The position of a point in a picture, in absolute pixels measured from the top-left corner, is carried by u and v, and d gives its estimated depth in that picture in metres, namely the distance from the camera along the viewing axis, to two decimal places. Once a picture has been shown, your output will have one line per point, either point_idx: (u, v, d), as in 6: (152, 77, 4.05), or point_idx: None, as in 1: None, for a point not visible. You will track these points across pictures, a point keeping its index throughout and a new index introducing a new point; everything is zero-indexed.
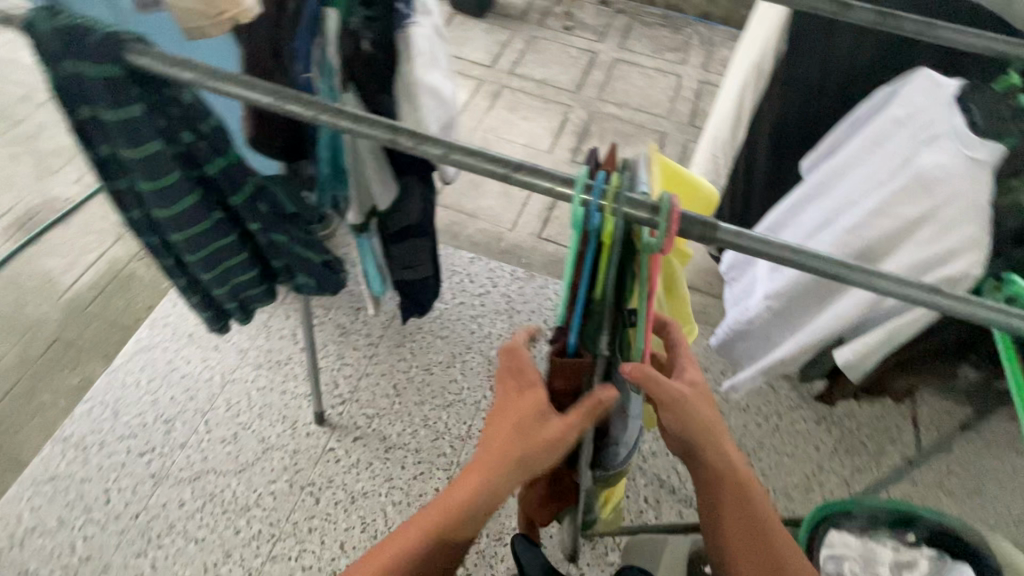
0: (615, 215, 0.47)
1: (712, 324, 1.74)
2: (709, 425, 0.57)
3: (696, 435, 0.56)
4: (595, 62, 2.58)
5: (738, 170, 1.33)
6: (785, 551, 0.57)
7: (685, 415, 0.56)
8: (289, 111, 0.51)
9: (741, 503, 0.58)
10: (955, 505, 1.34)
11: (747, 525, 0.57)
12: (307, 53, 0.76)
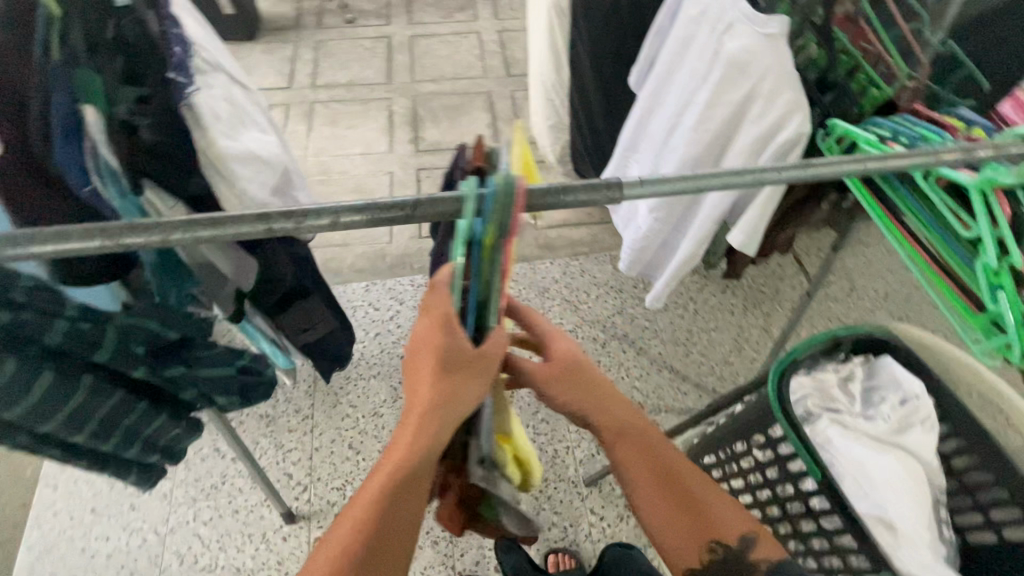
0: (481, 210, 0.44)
1: (608, 249, 1.85)
2: (582, 385, 0.60)
3: (578, 396, 0.60)
4: (393, 47, 2.49)
5: (576, 105, 1.41)
6: (693, 483, 0.61)
7: (556, 379, 0.60)
8: (126, 245, 0.40)
9: (641, 449, 0.61)
10: (840, 309, 1.62)
11: (653, 470, 0.60)
12: (76, 162, 0.61)
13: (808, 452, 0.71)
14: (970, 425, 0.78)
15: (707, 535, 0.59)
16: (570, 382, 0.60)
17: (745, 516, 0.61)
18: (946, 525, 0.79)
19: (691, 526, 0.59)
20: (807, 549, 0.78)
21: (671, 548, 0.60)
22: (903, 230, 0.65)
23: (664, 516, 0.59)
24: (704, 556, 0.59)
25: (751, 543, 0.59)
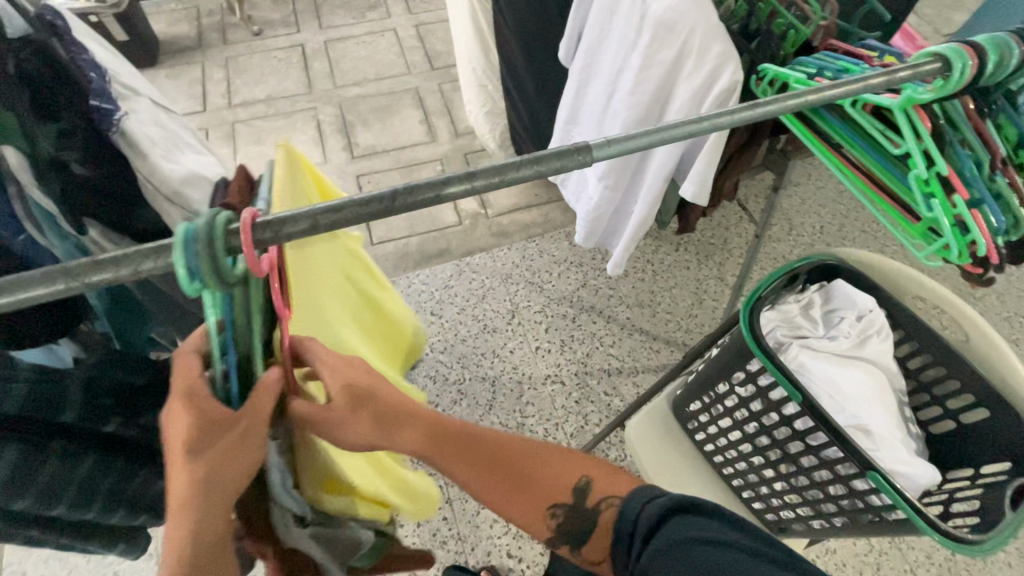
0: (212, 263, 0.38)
1: (561, 226, 1.88)
2: (367, 410, 0.53)
3: (371, 427, 0.54)
4: (308, 54, 2.40)
5: (510, 88, 1.42)
6: (516, 454, 0.58)
7: (338, 415, 0.52)
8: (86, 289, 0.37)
9: (454, 444, 0.56)
10: (784, 248, 1.73)
11: (473, 461, 0.56)
12: (7, 209, 0.59)
13: (788, 378, 0.76)
14: (918, 328, 0.86)
15: (542, 502, 0.57)
16: (359, 411, 0.53)
17: (577, 464, 0.59)
18: (912, 422, 0.87)
19: (529, 493, 0.57)
20: (798, 469, 0.84)
21: (519, 519, 0.58)
22: (841, 158, 0.70)
23: (498, 498, 0.57)
24: (549, 521, 0.57)
25: (588, 488, 0.57)
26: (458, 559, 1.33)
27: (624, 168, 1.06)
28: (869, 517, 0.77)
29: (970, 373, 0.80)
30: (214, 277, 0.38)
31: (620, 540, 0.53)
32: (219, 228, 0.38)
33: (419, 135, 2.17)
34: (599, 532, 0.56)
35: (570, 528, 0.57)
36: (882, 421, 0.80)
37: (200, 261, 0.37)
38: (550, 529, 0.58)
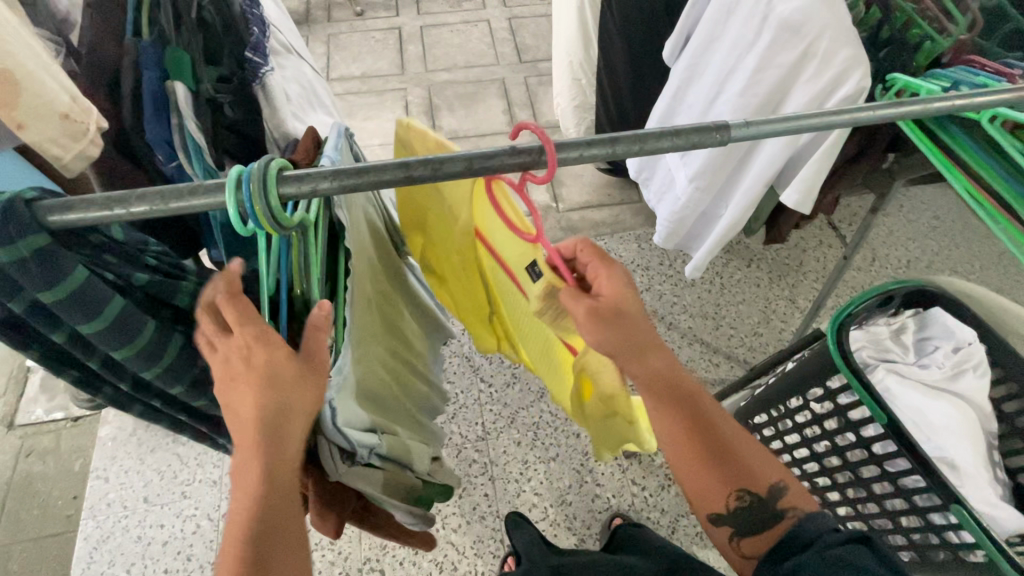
0: (260, 203, 0.39)
1: (631, 228, 1.88)
2: (629, 323, 0.59)
3: (625, 346, 0.59)
4: (404, 38, 2.50)
5: (605, 85, 1.43)
6: (724, 436, 0.61)
7: (605, 318, 0.57)
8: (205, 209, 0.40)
9: (685, 401, 0.61)
10: (864, 278, 1.66)
11: (693, 422, 0.60)
12: (164, 137, 0.60)
13: (872, 397, 0.74)
14: (1021, 369, 0.81)
15: (731, 483, 0.60)
16: (621, 324, 0.58)
17: (777, 468, 0.62)
18: (1000, 468, 0.82)
19: (725, 473, 0.60)
20: (868, 494, 0.82)
21: (697, 492, 0.62)
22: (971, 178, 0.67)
23: (691, 470, 0.61)
24: (733, 503, 0.60)
25: (782, 492, 0.60)
26: (494, 535, 1.36)
27: (717, 171, 1.05)
28: (943, 556, 0.74)
29: None
30: (271, 222, 0.40)
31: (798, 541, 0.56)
32: (273, 176, 0.39)
33: (500, 124, 2.22)
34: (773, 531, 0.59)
35: (745, 518, 0.60)
36: (970, 458, 0.76)
37: (252, 203, 0.39)
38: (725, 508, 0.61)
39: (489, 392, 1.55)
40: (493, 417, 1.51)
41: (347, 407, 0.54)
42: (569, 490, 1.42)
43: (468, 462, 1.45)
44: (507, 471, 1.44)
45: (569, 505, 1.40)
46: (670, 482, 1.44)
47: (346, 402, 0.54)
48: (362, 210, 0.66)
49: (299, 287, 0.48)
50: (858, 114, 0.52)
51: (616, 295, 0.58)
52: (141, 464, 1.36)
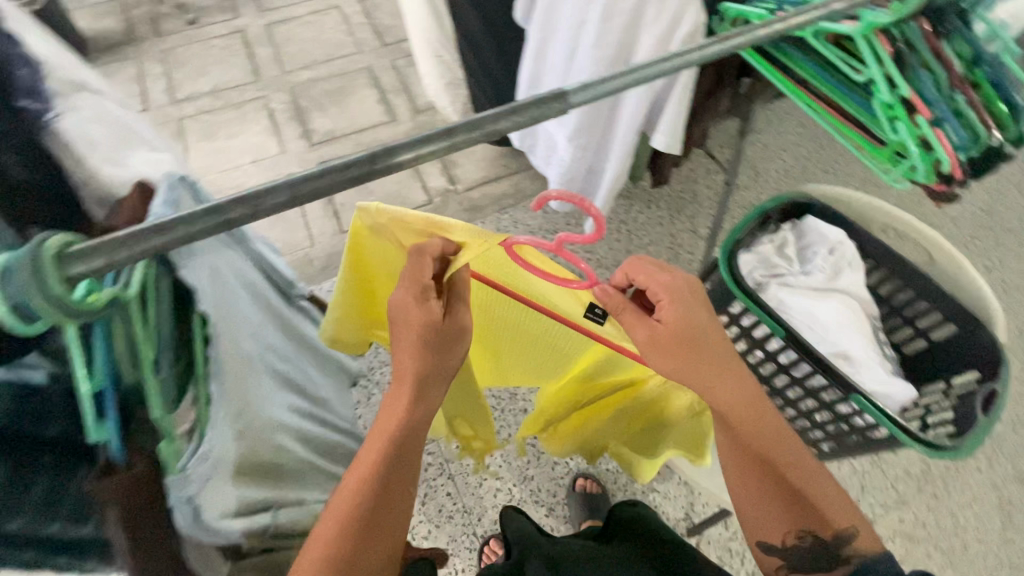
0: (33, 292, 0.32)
1: (532, 194, 1.87)
2: (701, 360, 0.63)
3: (701, 373, 0.63)
4: (250, 40, 2.29)
5: (468, 56, 1.38)
6: (796, 472, 0.65)
7: (666, 339, 0.62)
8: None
9: (757, 434, 0.65)
10: (751, 196, 1.76)
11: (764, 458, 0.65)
12: None
13: (769, 314, 0.78)
14: (887, 255, 0.90)
15: (795, 522, 0.63)
16: (686, 350, 0.63)
17: (849, 510, 0.62)
18: (886, 346, 0.91)
19: (793, 511, 0.63)
20: (785, 401, 0.88)
21: (755, 519, 0.66)
22: (810, 96, 0.70)
23: (760, 493, 0.65)
24: (791, 540, 0.63)
25: (851, 538, 0.60)
26: (466, 531, 1.36)
27: (591, 127, 1.06)
28: (855, 439, 0.81)
29: (938, 291, 0.85)
30: (60, 309, 0.34)
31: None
32: (50, 258, 0.33)
33: (378, 115, 2.11)
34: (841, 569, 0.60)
35: (804, 556, 0.62)
36: (860, 346, 0.83)
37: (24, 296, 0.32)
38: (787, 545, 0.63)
39: None
40: None
41: (221, 492, 0.48)
42: (528, 466, 1.43)
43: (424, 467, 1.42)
44: (465, 464, 1.43)
45: (532, 480, 1.42)
46: None
47: (221, 485, 0.48)
48: (229, 265, 0.57)
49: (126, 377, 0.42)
50: (695, 53, 0.52)
51: (677, 318, 0.63)
52: None
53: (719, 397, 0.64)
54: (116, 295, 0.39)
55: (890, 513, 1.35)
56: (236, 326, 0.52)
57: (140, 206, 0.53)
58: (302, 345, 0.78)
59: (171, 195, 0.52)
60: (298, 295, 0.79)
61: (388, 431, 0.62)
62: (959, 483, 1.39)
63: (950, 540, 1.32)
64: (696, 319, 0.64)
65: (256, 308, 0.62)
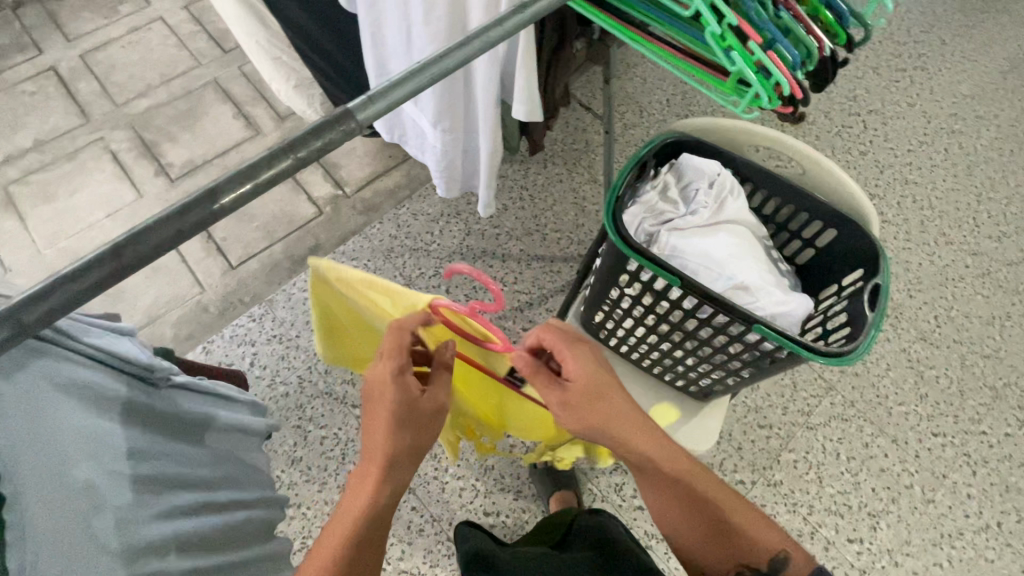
0: None
1: (425, 180, 1.79)
2: (599, 403, 0.72)
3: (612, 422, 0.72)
4: (66, 77, 1.99)
5: (308, 52, 1.25)
6: (715, 500, 0.70)
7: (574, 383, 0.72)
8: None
9: (674, 471, 0.72)
10: (639, 133, 1.76)
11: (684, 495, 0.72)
12: None
13: (660, 265, 0.77)
14: (763, 176, 0.91)
15: (734, 558, 0.65)
16: (590, 402, 0.72)
17: (780, 537, 0.66)
18: (780, 262, 0.93)
19: (726, 545, 0.66)
20: (699, 341, 0.88)
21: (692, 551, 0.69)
22: (651, 38, 0.67)
23: (680, 524, 0.71)
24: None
25: (785, 565, 0.62)
26: (440, 538, 1.33)
27: (451, 106, 0.99)
28: (770, 362, 0.83)
29: (813, 201, 0.87)
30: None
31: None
32: None
33: (239, 131, 1.91)
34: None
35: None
36: (755, 272, 0.84)
37: None
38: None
39: None
40: None
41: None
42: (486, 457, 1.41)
43: None
44: (423, 473, 1.39)
45: (493, 470, 1.40)
46: None
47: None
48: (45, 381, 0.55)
49: None
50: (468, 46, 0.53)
51: (580, 373, 0.72)
52: None
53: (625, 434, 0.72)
54: None
55: (822, 401, 1.45)
56: (43, 469, 0.50)
57: None
58: (192, 429, 0.72)
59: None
60: (166, 374, 0.69)
61: (360, 513, 0.66)
62: (874, 357, 1.50)
63: (876, 410, 1.44)
64: (600, 378, 0.73)
65: (99, 417, 0.58)
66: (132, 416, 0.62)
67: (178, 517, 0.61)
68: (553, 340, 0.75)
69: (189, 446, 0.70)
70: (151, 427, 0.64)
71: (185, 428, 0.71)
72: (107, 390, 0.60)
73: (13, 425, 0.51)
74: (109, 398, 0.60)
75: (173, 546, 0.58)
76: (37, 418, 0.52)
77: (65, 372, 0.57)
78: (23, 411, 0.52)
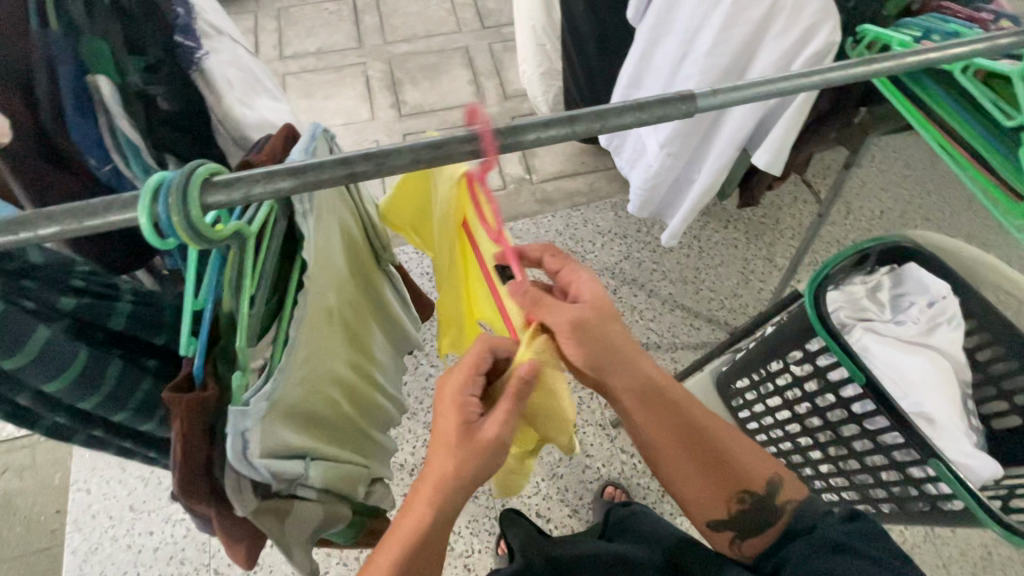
0: (184, 217, 0.35)
1: (606, 196, 1.85)
2: (606, 334, 0.58)
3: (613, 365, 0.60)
4: (359, 9, 2.37)
5: (569, 49, 1.37)
6: (733, 470, 0.64)
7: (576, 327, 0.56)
8: (121, 224, 0.36)
9: (699, 442, 0.63)
10: (839, 233, 1.66)
11: (702, 464, 0.64)
12: (91, 136, 0.53)
13: (850, 358, 0.74)
14: (993, 319, 0.82)
15: (734, 486, 0.64)
16: (593, 335, 0.57)
17: (768, 463, 0.65)
18: (974, 415, 0.84)
19: (720, 478, 0.64)
20: (848, 452, 0.83)
21: (696, 506, 0.65)
22: (951, 140, 0.65)
23: (698, 495, 0.65)
24: (735, 507, 0.64)
25: (778, 487, 0.63)
26: (489, 513, 1.37)
27: (688, 135, 1.02)
28: (924, 507, 0.76)
29: None
30: (192, 236, 0.36)
31: (799, 538, 0.60)
32: (196, 183, 0.36)
33: (467, 96, 2.14)
34: (777, 523, 0.62)
35: (746, 518, 0.64)
36: (946, 410, 0.77)
37: (169, 216, 0.35)
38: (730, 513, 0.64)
39: None
40: None
41: (266, 433, 0.47)
42: (559, 464, 1.43)
43: None
44: None
45: (559, 478, 1.42)
46: None
47: (268, 426, 0.48)
48: (338, 215, 0.62)
49: (226, 302, 0.44)
50: (833, 72, 0.47)
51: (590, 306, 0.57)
52: (123, 473, 1.31)
53: (616, 380, 0.61)
54: (243, 229, 0.41)
55: None
56: (325, 281, 0.56)
57: (280, 147, 0.55)
58: (380, 309, 0.80)
59: (310, 144, 0.55)
60: (390, 257, 0.79)
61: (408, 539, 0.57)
62: None
63: None
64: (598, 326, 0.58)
65: (346, 262, 0.65)
66: (358, 274, 0.71)
67: (349, 368, 0.67)
68: (561, 261, 0.61)
69: (374, 322, 0.78)
70: (364, 293, 0.74)
71: (378, 303, 0.79)
72: (357, 244, 0.68)
73: (324, 225, 0.57)
74: (358, 253, 0.69)
75: (340, 384, 0.64)
76: (329, 234, 0.58)
77: (349, 217, 0.65)
78: (327, 226, 0.57)
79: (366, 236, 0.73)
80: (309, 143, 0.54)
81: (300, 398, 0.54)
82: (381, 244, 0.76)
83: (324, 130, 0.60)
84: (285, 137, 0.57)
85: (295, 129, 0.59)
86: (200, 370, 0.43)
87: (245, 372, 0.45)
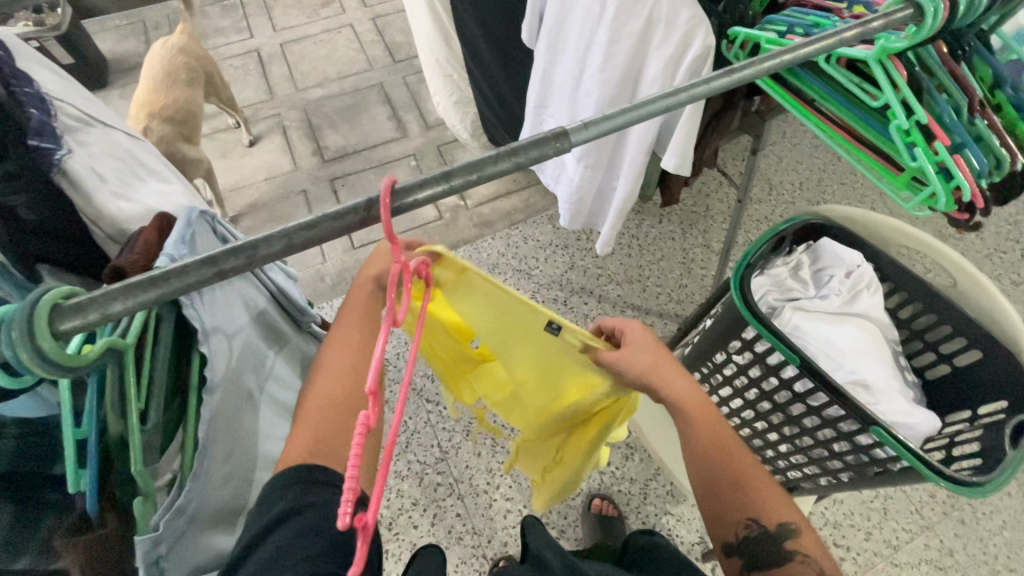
0: (41, 345, 0.32)
1: (542, 210, 1.88)
2: (662, 365, 0.66)
3: (655, 376, 0.65)
4: (265, 60, 2.33)
5: (477, 74, 1.38)
6: (758, 484, 0.63)
7: (632, 357, 0.66)
8: None
9: (735, 450, 0.63)
10: (764, 210, 1.73)
11: (731, 478, 0.62)
12: None
13: (782, 342, 0.76)
14: (908, 279, 0.87)
15: (745, 512, 0.62)
16: (648, 357, 0.66)
17: (794, 510, 0.62)
18: (907, 371, 0.88)
19: (731, 500, 0.62)
20: (801, 429, 0.85)
21: (710, 517, 0.64)
22: (830, 124, 0.68)
23: (717, 496, 0.63)
24: (740, 532, 0.62)
25: (792, 534, 0.60)
26: (476, 552, 1.33)
27: (599, 146, 1.04)
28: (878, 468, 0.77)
29: (961, 318, 0.82)
30: (49, 367, 0.33)
31: None
32: (41, 314, 0.32)
33: (390, 131, 2.12)
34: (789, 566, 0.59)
35: (756, 550, 0.61)
36: (878, 373, 0.80)
37: (15, 354, 0.32)
38: (737, 538, 0.62)
39: (437, 409, 1.51)
40: (448, 436, 1.47)
41: (190, 550, 0.44)
42: None
43: (434, 486, 1.40)
44: (473, 485, 1.41)
45: (541, 500, 1.39)
46: (633, 450, 1.46)
47: (190, 542, 0.44)
48: (237, 296, 0.59)
49: (110, 427, 0.39)
50: (700, 87, 0.48)
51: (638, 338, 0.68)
52: None
53: (669, 390, 0.65)
54: (115, 344, 0.38)
55: (916, 539, 1.33)
56: (233, 371, 0.52)
57: (155, 243, 0.52)
58: None
59: (185, 232, 0.52)
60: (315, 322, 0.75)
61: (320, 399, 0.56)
62: (988, 509, 1.36)
63: (978, 568, 1.30)
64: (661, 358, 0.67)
65: (262, 337, 0.63)
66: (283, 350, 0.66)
67: None
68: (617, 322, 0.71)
69: None
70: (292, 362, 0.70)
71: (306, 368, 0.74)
72: (269, 318, 0.65)
73: (223, 310, 0.54)
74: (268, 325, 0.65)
75: None
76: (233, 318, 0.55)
77: (248, 295, 0.62)
78: (226, 308, 0.54)
79: (281, 311, 0.70)
80: (186, 228, 0.52)
81: (226, 499, 0.50)
82: (298, 313, 0.72)
83: (204, 211, 0.58)
84: (159, 228, 0.54)
85: (171, 215, 0.56)
86: (95, 504, 0.39)
87: (148, 495, 0.40)
